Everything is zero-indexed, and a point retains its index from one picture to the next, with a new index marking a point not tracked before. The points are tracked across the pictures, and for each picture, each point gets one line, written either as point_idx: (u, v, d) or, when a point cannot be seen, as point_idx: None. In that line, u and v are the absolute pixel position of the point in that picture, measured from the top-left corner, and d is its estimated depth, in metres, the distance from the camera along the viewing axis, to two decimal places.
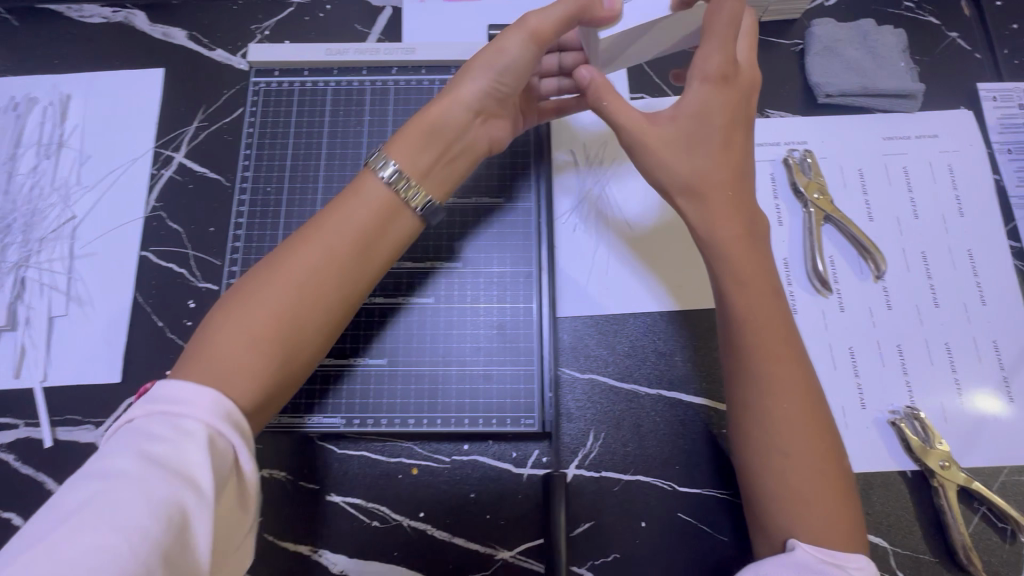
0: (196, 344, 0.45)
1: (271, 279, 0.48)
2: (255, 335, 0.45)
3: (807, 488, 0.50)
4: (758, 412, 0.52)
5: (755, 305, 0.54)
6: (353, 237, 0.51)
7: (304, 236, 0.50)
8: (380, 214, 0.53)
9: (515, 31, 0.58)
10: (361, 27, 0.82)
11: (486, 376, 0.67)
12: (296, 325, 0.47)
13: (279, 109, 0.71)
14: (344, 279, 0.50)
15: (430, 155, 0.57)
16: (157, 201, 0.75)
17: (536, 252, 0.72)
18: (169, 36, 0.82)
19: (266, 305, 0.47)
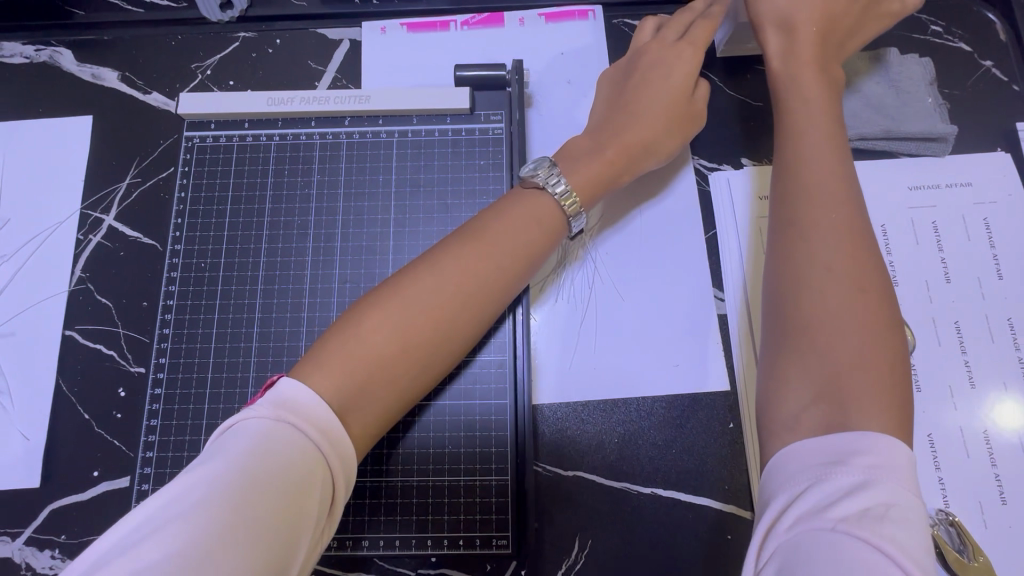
0: (339, 330, 0.46)
1: (426, 279, 0.48)
2: (401, 332, 0.46)
3: (850, 369, 0.40)
4: (812, 266, 0.44)
5: (818, 205, 0.46)
6: (504, 242, 0.51)
7: (457, 251, 0.51)
8: (541, 221, 0.53)
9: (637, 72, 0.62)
10: (315, 64, 0.72)
11: (452, 486, 0.57)
12: (426, 350, 0.47)
13: (216, 170, 0.62)
14: (493, 286, 0.50)
15: (596, 167, 0.57)
16: (83, 271, 0.66)
17: (512, 333, 0.61)
18: (98, 77, 0.72)
19: (415, 301, 0.47)
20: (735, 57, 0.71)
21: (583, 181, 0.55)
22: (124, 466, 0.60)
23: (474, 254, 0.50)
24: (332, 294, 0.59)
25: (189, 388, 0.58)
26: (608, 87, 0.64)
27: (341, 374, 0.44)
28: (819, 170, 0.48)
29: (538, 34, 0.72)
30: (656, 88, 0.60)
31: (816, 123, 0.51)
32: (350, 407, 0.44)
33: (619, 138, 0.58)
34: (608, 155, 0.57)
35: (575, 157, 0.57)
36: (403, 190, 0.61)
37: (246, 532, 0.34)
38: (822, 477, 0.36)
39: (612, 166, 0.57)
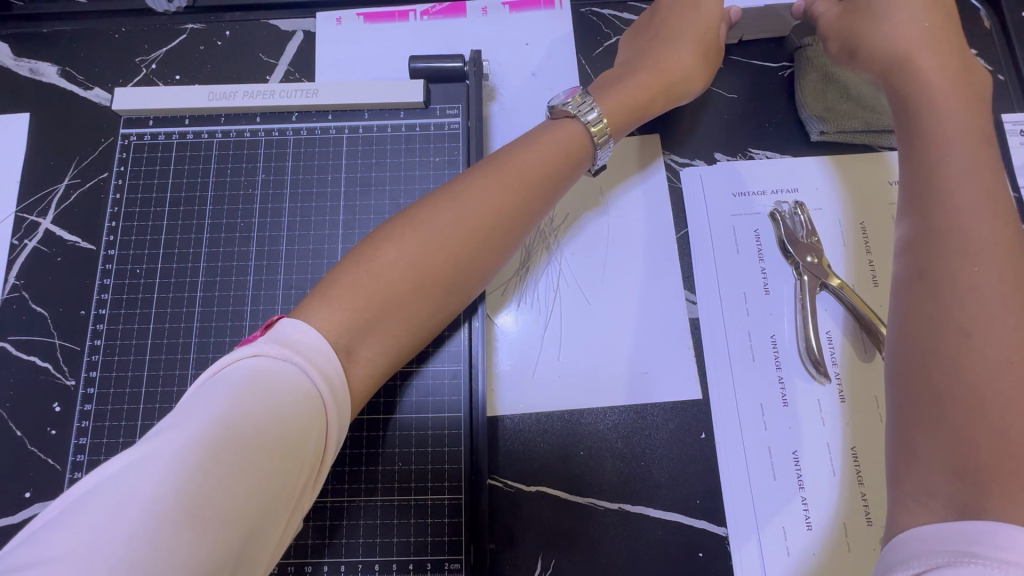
0: (353, 261, 0.44)
1: (438, 221, 0.45)
2: (420, 264, 0.44)
3: (1000, 430, 0.34)
4: (961, 297, 0.39)
5: (974, 228, 0.41)
6: (517, 188, 0.48)
7: (467, 192, 0.47)
8: (559, 153, 0.51)
9: (686, 37, 0.59)
10: (266, 57, 0.68)
11: (404, 508, 0.54)
12: (442, 290, 0.45)
13: (154, 170, 0.59)
14: (514, 217, 0.48)
15: (627, 106, 0.56)
16: (18, 278, 0.62)
17: (469, 342, 0.58)
18: (37, 73, 0.68)
19: (439, 236, 0.45)
20: None
21: (581, 132, 0.52)
22: (58, 486, 0.57)
23: (490, 196, 0.47)
24: (277, 301, 0.55)
25: (121, 404, 0.54)
26: (664, 40, 0.60)
27: (358, 305, 0.42)
28: (959, 193, 0.42)
29: (500, 24, 0.68)
30: (680, 19, 0.60)
31: (956, 136, 0.45)
32: (360, 341, 0.42)
33: (655, 61, 0.58)
34: (646, 100, 0.57)
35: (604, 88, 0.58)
36: (354, 189, 0.57)
37: (242, 477, 0.32)
38: (945, 563, 0.30)
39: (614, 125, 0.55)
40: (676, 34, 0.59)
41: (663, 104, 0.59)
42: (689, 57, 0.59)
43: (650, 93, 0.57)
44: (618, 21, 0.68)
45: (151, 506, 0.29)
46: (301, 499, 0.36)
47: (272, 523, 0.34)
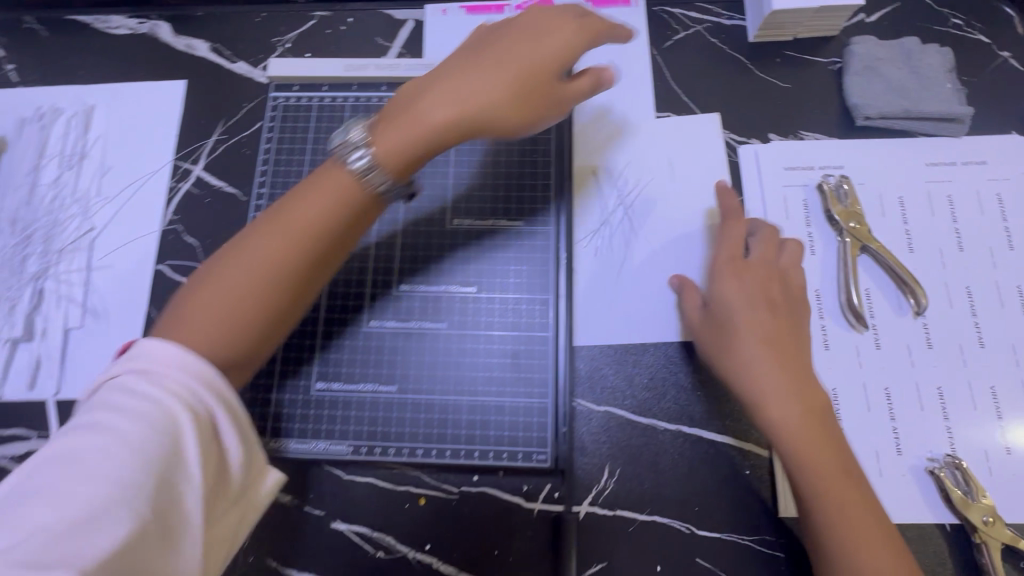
0: (225, 251, 0.50)
1: (432, 103, 0.53)
2: (392, 155, 0.52)
3: (840, 511, 0.53)
4: (788, 448, 0.55)
5: (790, 418, 0.56)
6: (524, 63, 0.54)
7: (458, 80, 0.54)
8: (568, 28, 0.55)
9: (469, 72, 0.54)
10: (382, 41, 0.80)
11: (498, 408, 0.59)
12: (292, 298, 0.50)
13: (298, 126, 0.70)
14: (270, 277, 0.49)
15: (444, 96, 0.53)
16: (174, 214, 0.75)
17: (555, 275, 0.63)
18: (192, 48, 0.82)
19: (423, 119, 0.53)
20: (765, 43, 0.77)
21: (403, 131, 0.52)
22: None
23: (490, 73, 0.54)
24: (396, 236, 0.66)
25: None
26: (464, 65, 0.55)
27: (205, 312, 0.47)
28: (763, 382, 0.57)
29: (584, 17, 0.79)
30: (500, 44, 0.55)
31: (749, 298, 0.60)
32: (192, 326, 0.46)
33: (432, 102, 0.53)
34: (422, 144, 0.53)
35: (404, 92, 0.56)
36: (462, 148, 0.68)
37: (98, 499, 0.38)
38: None
39: (428, 135, 0.53)
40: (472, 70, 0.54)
41: (504, 92, 0.54)
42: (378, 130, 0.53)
43: (489, 112, 0.54)
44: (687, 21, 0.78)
45: (42, 528, 0.36)
46: (210, 499, 0.44)
47: (168, 548, 0.40)
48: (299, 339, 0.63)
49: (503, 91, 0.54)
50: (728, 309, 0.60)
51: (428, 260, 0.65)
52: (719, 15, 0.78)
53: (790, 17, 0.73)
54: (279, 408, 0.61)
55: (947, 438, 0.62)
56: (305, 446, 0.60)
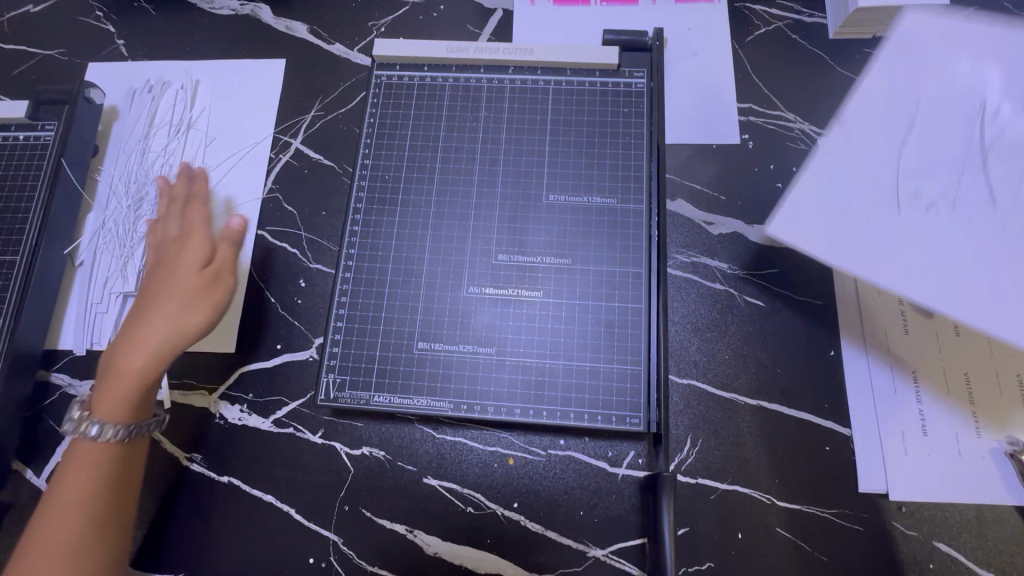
0: (140, 318, 0.63)
1: (173, 290, 0.64)
2: (170, 338, 0.62)
3: None
4: None
5: None
6: (198, 262, 0.66)
7: (176, 277, 0.64)
8: (199, 259, 0.66)
9: (161, 299, 0.63)
10: (472, 27, 0.84)
11: (593, 372, 0.63)
12: (150, 388, 0.62)
13: (399, 102, 0.74)
14: (95, 503, 0.57)
15: (166, 287, 0.64)
16: (274, 183, 0.79)
17: (647, 251, 0.66)
18: (291, 29, 0.86)
19: (173, 314, 0.63)
20: (844, 41, 0.80)
21: (140, 350, 0.61)
22: (305, 342, 0.72)
23: (184, 272, 0.65)
24: (493, 209, 0.69)
25: (372, 274, 0.67)
26: (162, 287, 0.64)
27: (125, 390, 0.60)
28: None
29: (669, 11, 0.82)
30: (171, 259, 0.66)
31: None
32: (112, 395, 0.60)
33: (161, 298, 0.63)
34: (191, 319, 0.63)
35: (151, 267, 0.67)
36: (557, 128, 0.71)
37: None
38: None
39: (182, 334, 0.62)
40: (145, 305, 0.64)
41: (197, 263, 0.66)
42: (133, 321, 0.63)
43: (184, 292, 0.64)
44: (769, 17, 0.81)
45: None
46: None
47: None
48: (403, 302, 0.66)
49: (190, 264, 0.65)
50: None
51: (523, 233, 0.68)
52: (800, 13, 0.81)
53: (875, 15, 0.75)
54: (384, 365, 0.65)
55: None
56: (407, 402, 0.63)
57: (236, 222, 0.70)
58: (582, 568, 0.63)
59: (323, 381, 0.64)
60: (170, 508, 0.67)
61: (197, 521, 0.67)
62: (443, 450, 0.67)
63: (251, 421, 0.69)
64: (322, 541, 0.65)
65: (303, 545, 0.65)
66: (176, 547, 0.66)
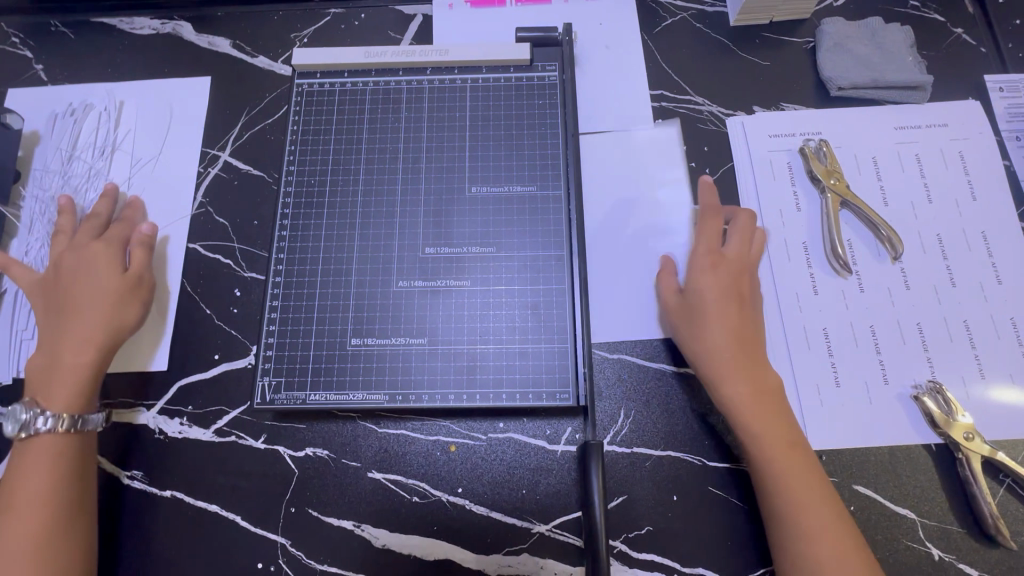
0: (63, 323, 0.66)
1: (94, 276, 0.68)
2: (101, 323, 0.66)
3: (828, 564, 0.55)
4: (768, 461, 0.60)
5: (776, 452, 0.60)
6: (113, 253, 0.71)
7: (94, 269, 0.69)
8: (112, 253, 0.70)
9: (86, 293, 0.67)
10: (393, 33, 0.86)
11: (522, 353, 0.66)
12: (80, 381, 0.65)
13: (322, 109, 0.76)
14: (64, 480, 0.61)
15: (84, 289, 0.68)
16: (204, 197, 0.79)
17: (568, 235, 0.70)
18: (214, 45, 0.87)
19: (94, 303, 0.67)
20: (743, 27, 0.85)
21: (78, 360, 0.65)
22: (242, 350, 0.72)
23: (101, 258, 0.70)
24: (418, 206, 0.71)
25: (304, 278, 0.69)
26: (89, 283, 0.68)
27: (66, 391, 0.64)
28: (768, 457, 0.60)
29: (580, 8, 0.86)
30: (85, 252, 0.70)
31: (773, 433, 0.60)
32: (51, 394, 0.64)
33: (85, 284, 0.68)
34: (123, 316, 0.68)
35: (50, 282, 0.69)
36: (476, 124, 0.74)
37: None
38: None
39: (113, 341, 0.67)
40: (71, 299, 0.67)
41: (114, 270, 0.69)
42: (75, 325, 0.66)
43: (113, 295, 0.68)
44: (674, 8, 0.86)
45: None
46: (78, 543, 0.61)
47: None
48: (335, 301, 0.68)
49: (105, 269, 0.69)
50: (701, 295, 0.66)
51: (449, 226, 0.70)
52: (703, 3, 0.86)
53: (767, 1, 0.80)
54: (319, 365, 0.66)
55: (927, 368, 0.68)
56: (343, 397, 0.65)
57: (148, 228, 0.73)
58: (527, 545, 0.64)
59: (257, 385, 0.65)
60: (114, 528, 0.67)
61: (141, 539, 0.66)
62: (385, 445, 0.68)
63: (191, 433, 0.69)
64: (270, 545, 0.65)
65: (250, 551, 0.65)
66: (120, 567, 0.66)
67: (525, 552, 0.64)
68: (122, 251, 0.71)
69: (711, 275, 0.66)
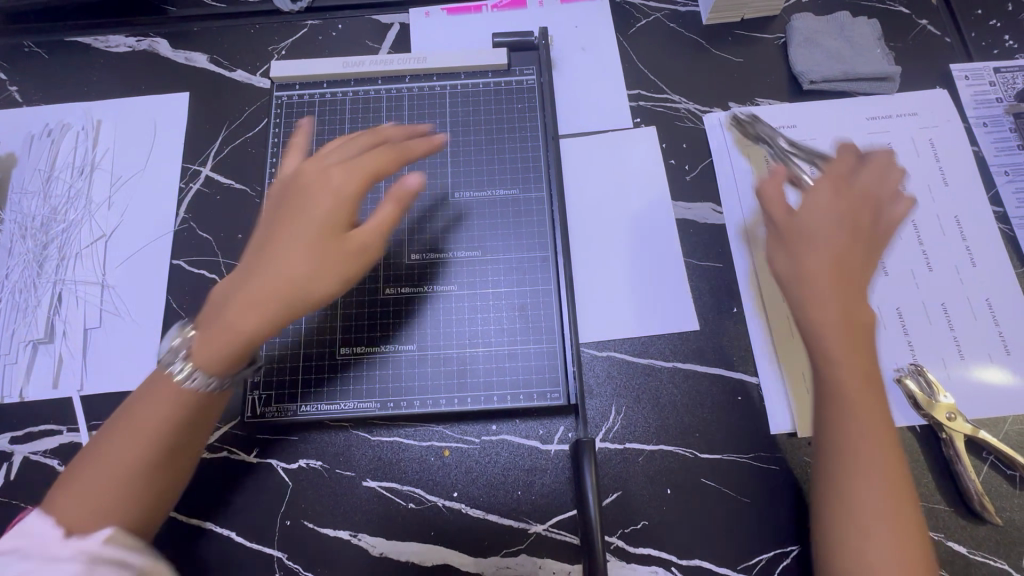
0: (265, 257, 0.54)
1: (297, 209, 0.55)
2: (304, 255, 0.53)
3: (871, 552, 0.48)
4: (851, 425, 0.51)
5: (859, 428, 0.51)
6: (363, 166, 0.57)
7: (327, 186, 0.56)
8: (365, 168, 0.57)
9: (302, 222, 0.54)
10: (372, 42, 0.86)
11: (511, 355, 0.67)
12: (248, 333, 0.52)
13: (302, 120, 0.76)
14: (163, 438, 0.52)
15: (302, 218, 0.55)
16: (186, 213, 0.79)
17: (552, 237, 0.71)
18: (191, 60, 0.87)
19: (301, 233, 0.54)
20: (716, 25, 0.86)
21: (245, 311, 0.52)
22: None
23: (335, 173, 0.57)
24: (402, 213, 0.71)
25: None
26: (313, 213, 0.55)
27: (218, 344, 0.52)
28: (862, 434, 0.51)
29: (555, 12, 0.87)
30: (329, 169, 0.57)
31: (853, 393, 0.52)
32: (207, 346, 0.52)
33: (319, 212, 0.55)
34: (332, 247, 0.54)
35: (278, 200, 0.57)
36: (457, 130, 0.75)
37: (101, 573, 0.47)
38: None
39: (306, 287, 0.53)
40: (284, 232, 0.54)
41: (323, 191, 0.55)
42: (287, 258, 0.53)
43: (325, 223, 0.54)
44: (647, 9, 0.87)
45: None
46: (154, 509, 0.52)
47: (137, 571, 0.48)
48: (324, 312, 0.68)
49: (331, 209, 0.55)
50: (815, 220, 0.54)
51: (433, 232, 0.71)
52: (676, 3, 0.88)
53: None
54: (310, 376, 0.68)
55: (908, 351, 0.69)
56: (336, 407, 0.67)
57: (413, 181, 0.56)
58: (525, 546, 0.65)
59: (248, 399, 0.66)
60: None
61: None
62: (379, 452, 0.68)
63: None
64: (265, 559, 0.65)
65: (246, 567, 0.65)
66: None
67: (523, 553, 0.64)
68: (361, 181, 0.56)
69: (830, 195, 0.55)
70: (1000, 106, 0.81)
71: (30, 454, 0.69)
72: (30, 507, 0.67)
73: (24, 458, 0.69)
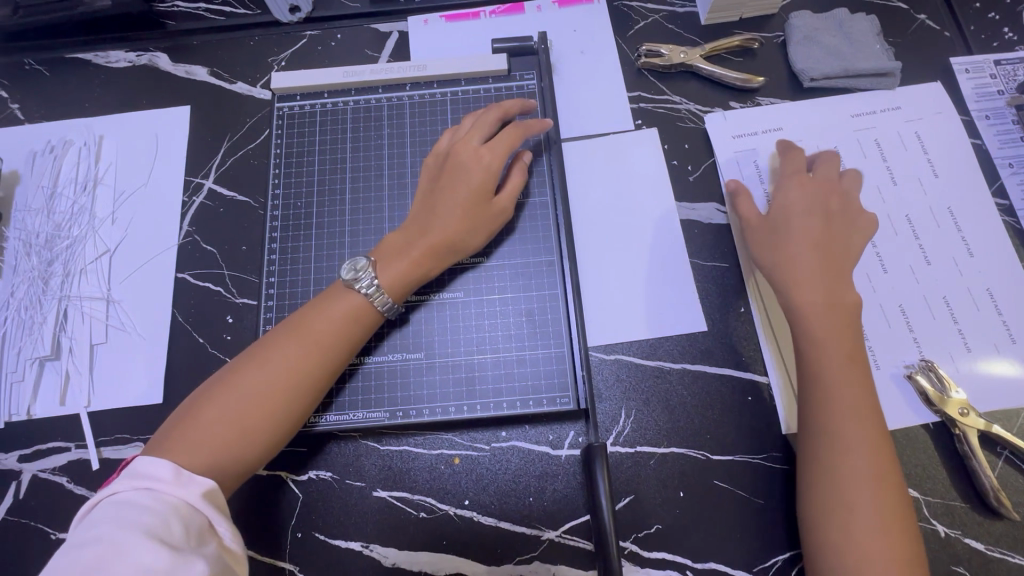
0: (428, 213, 0.65)
1: (453, 172, 0.66)
2: (460, 213, 0.65)
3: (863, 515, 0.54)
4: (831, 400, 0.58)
5: (845, 399, 0.58)
6: (504, 144, 0.67)
7: (473, 160, 0.66)
8: (503, 142, 0.67)
9: (460, 184, 0.65)
10: (371, 51, 0.87)
11: (520, 361, 0.67)
12: (420, 274, 0.64)
13: (304, 131, 0.76)
14: (299, 390, 0.57)
15: (464, 182, 0.66)
16: (190, 226, 0.79)
17: (558, 242, 0.71)
18: (191, 74, 0.87)
19: (458, 196, 0.65)
20: (715, 25, 0.86)
21: (412, 254, 0.63)
22: None
23: (481, 150, 0.67)
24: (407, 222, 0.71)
25: (296, 300, 0.68)
26: (472, 180, 0.66)
27: (400, 273, 0.63)
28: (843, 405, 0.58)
29: (553, 16, 0.87)
30: (464, 145, 0.68)
31: (839, 367, 0.59)
32: (397, 271, 0.63)
33: (468, 179, 0.65)
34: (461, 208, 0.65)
35: (434, 165, 0.68)
36: None
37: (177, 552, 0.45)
38: None
39: (452, 245, 0.65)
40: (449, 190, 0.66)
41: (491, 165, 0.66)
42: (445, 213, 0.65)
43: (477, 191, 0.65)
44: (645, 10, 0.87)
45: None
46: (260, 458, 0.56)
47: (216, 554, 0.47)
48: None
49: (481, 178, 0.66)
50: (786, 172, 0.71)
51: None
52: (673, 3, 0.88)
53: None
54: None
55: (914, 347, 0.69)
56: (343, 418, 0.67)
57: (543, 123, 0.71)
58: (538, 553, 0.64)
59: None
60: None
61: None
62: (388, 462, 0.67)
63: None
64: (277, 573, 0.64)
65: None
66: None
67: (537, 560, 0.64)
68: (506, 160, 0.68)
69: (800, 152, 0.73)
70: (1002, 98, 0.81)
71: (38, 472, 0.69)
72: (38, 526, 0.67)
73: (32, 476, 0.68)
